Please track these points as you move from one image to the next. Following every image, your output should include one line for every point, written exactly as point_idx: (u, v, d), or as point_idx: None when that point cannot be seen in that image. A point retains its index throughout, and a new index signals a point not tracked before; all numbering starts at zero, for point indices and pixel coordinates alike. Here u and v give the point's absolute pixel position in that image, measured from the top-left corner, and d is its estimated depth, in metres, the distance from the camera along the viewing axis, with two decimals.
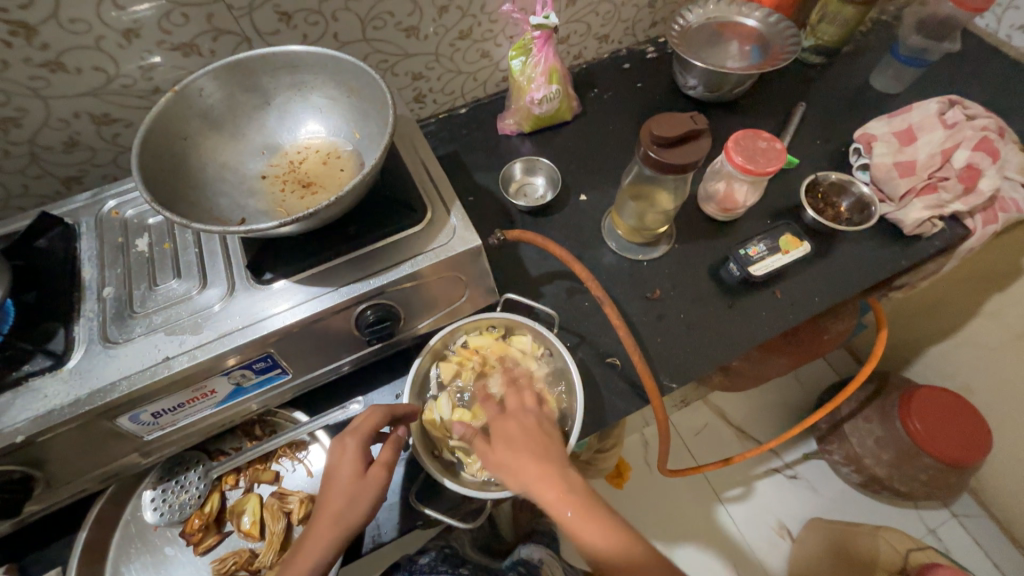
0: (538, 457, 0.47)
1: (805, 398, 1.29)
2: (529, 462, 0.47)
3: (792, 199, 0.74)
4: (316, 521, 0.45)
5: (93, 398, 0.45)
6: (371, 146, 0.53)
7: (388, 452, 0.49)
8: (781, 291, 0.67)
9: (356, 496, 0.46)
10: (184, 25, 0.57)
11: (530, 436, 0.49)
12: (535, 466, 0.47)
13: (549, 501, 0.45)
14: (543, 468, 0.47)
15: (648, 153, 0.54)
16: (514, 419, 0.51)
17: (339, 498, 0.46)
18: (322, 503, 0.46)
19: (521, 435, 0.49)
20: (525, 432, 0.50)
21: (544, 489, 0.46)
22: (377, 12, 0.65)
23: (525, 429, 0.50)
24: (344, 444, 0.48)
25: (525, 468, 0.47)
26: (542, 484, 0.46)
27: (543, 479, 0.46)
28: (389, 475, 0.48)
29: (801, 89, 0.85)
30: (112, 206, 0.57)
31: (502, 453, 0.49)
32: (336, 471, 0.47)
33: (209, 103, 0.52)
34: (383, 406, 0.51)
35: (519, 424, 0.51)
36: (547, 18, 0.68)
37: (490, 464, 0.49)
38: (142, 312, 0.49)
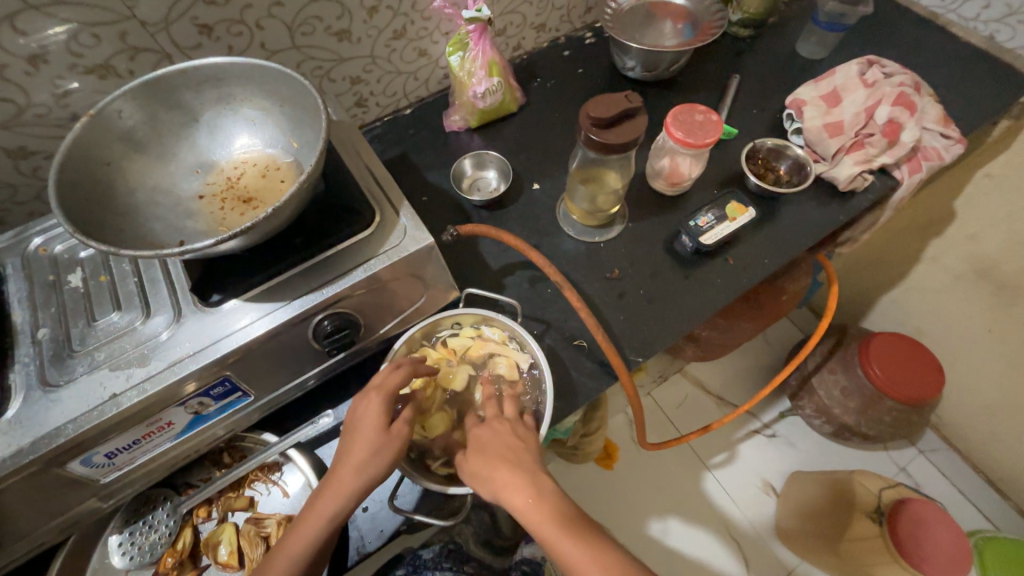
0: (513, 466, 0.47)
1: (775, 359, 1.35)
2: (503, 471, 0.47)
3: (735, 168, 0.77)
4: (338, 471, 0.46)
5: (38, 446, 0.42)
6: (309, 153, 0.52)
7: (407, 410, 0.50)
8: (733, 257, 0.70)
9: (379, 450, 0.46)
10: (96, 46, 0.54)
11: (506, 445, 0.49)
12: (509, 474, 0.47)
13: (520, 510, 0.46)
14: (516, 478, 0.47)
15: (589, 135, 0.55)
16: (491, 426, 0.51)
17: (362, 449, 0.46)
18: (345, 454, 0.47)
19: (496, 443, 0.50)
20: (502, 440, 0.50)
21: (517, 500, 0.46)
22: (304, 18, 0.63)
23: (502, 437, 0.50)
24: (369, 401, 0.49)
25: (498, 478, 0.47)
26: (513, 494, 0.46)
27: (516, 488, 0.46)
28: (410, 431, 0.49)
29: (734, 62, 0.88)
30: (38, 243, 0.54)
31: (476, 463, 0.49)
32: (360, 426, 0.48)
33: (131, 126, 0.50)
34: (407, 366, 0.52)
35: (497, 432, 0.51)
36: (479, 11, 0.68)
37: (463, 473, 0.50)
38: (82, 350, 0.47)
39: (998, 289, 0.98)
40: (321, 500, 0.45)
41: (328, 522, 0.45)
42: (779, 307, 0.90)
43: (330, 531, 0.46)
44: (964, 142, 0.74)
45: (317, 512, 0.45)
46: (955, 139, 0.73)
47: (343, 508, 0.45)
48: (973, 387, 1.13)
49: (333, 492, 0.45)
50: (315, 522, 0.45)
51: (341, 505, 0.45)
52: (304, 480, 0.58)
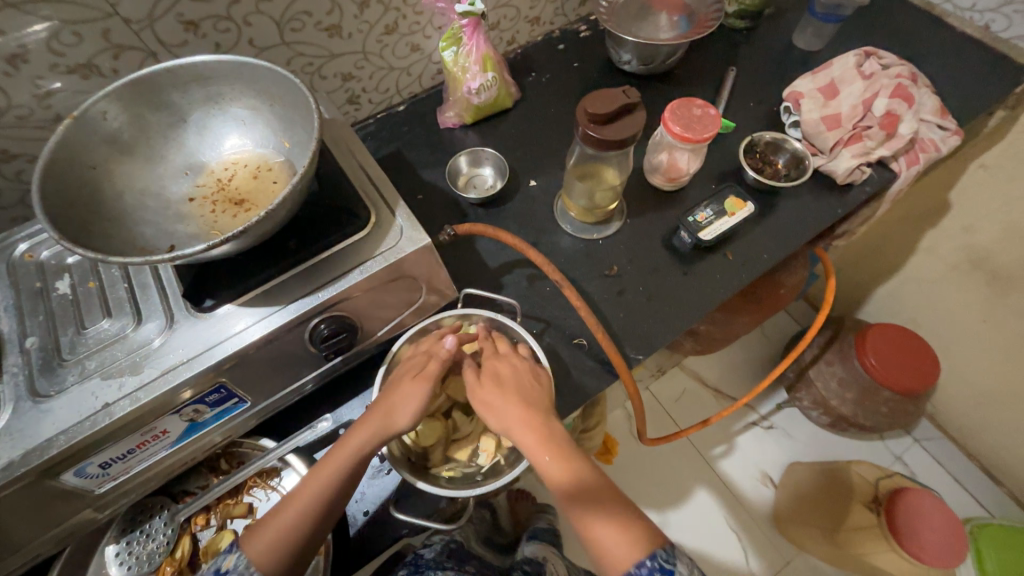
0: (529, 408, 0.51)
1: (773, 351, 1.35)
2: (523, 413, 0.51)
3: (732, 162, 0.76)
4: (369, 413, 0.51)
5: (29, 458, 0.41)
6: (302, 153, 0.51)
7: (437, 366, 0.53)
8: (732, 252, 0.69)
9: (408, 394, 0.51)
10: (77, 44, 0.52)
11: (522, 387, 0.53)
12: (526, 416, 0.51)
13: (527, 443, 0.50)
14: (532, 422, 0.50)
15: (587, 132, 0.54)
16: (510, 366, 0.54)
17: (394, 394, 0.52)
18: (379, 401, 0.52)
19: (515, 384, 0.53)
20: (522, 382, 0.53)
21: (530, 444, 0.50)
22: (293, 13, 0.62)
23: (520, 379, 0.53)
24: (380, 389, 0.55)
25: (511, 410, 0.51)
26: (527, 439, 0.50)
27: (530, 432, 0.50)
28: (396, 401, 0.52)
29: (731, 54, 0.87)
30: (24, 249, 0.52)
31: (492, 394, 0.53)
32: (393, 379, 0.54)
33: (116, 128, 0.48)
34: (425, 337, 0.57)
35: (516, 372, 0.54)
36: (472, 5, 0.67)
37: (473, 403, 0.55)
38: (72, 359, 0.46)
39: (993, 280, 0.98)
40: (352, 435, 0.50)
41: (357, 454, 0.49)
42: (777, 301, 0.90)
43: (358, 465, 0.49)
44: (961, 134, 0.73)
45: (348, 445, 0.49)
46: (953, 130, 0.73)
47: (375, 441, 0.50)
48: (968, 376, 1.14)
49: (365, 426, 0.50)
50: (343, 455, 0.49)
51: (370, 439, 0.50)
52: None
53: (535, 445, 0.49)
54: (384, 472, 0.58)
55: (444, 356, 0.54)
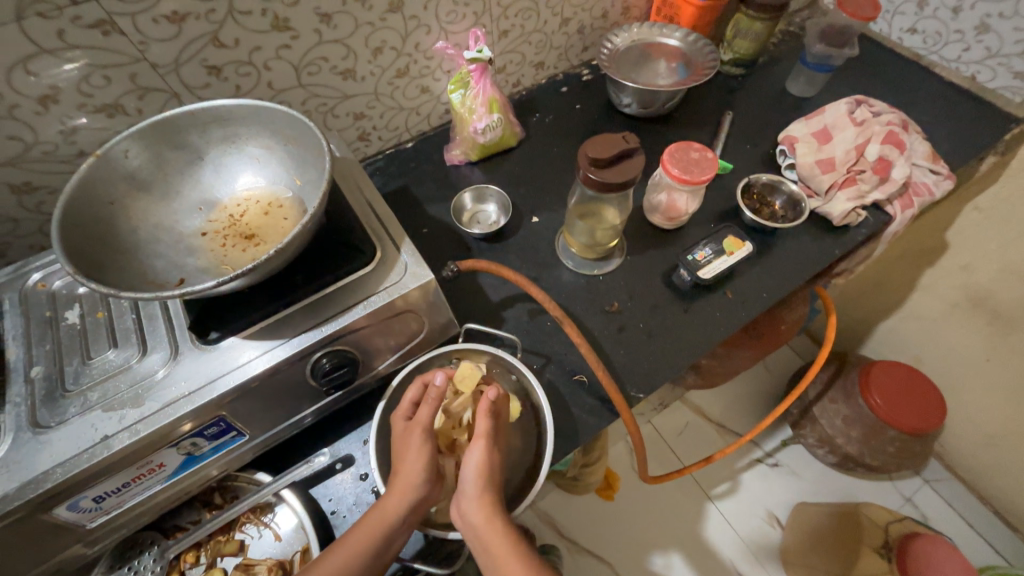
0: (490, 451, 0.51)
1: (776, 386, 1.34)
2: (478, 452, 0.51)
3: (731, 201, 0.78)
4: (395, 477, 0.49)
5: (24, 491, 0.41)
6: (313, 192, 0.52)
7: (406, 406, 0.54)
8: (731, 291, 0.70)
9: (427, 455, 0.50)
10: (106, 86, 0.56)
11: (490, 428, 0.52)
12: (480, 456, 0.50)
13: (478, 521, 0.48)
14: (485, 467, 0.50)
15: (588, 174, 0.56)
16: (485, 408, 0.52)
17: (413, 454, 0.50)
18: (401, 463, 0.50)
19: (479, 426, 0.52)
20: (485, 427, 0.52)
21: (470, 482, 0.50)
22: (311, 58, 0.65)
23: (487, 421, 0.52)
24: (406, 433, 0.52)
25: (486, 476, 0.50)
26: (473, 481, 0.50)
27: (478, 476, 0.50)
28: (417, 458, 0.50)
29: (727, 99, 0.91)
30: (38, 279, 0.54)
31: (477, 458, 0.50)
32: (400, 439, 0.52)
33: (137, 166, 0.51)
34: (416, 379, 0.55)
35: (486, 405, 0.53)
36: (479, 52, 0.71)
37: (469, 459, 0.51)
38: (75, 390, 0.46)
39: (993, 319, 0.98)
40: (381, 501, 0.48)
41: (388, 521, 0.47)
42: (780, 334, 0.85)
43: (386, 534, 0.47)
44: (953, 178, 0.75)
45: (383, 515, 0.48)
46: (944, 175, 0.75)
47: (408, 507, 0.48)
48: (976, 416, 1.12)
49: (393, 491, 0.48)
50: (374, 528, 0.47)
51: (406, 504, 0.48)
52: (297, 521, 0.55)
53: (473, 487, 0.50)
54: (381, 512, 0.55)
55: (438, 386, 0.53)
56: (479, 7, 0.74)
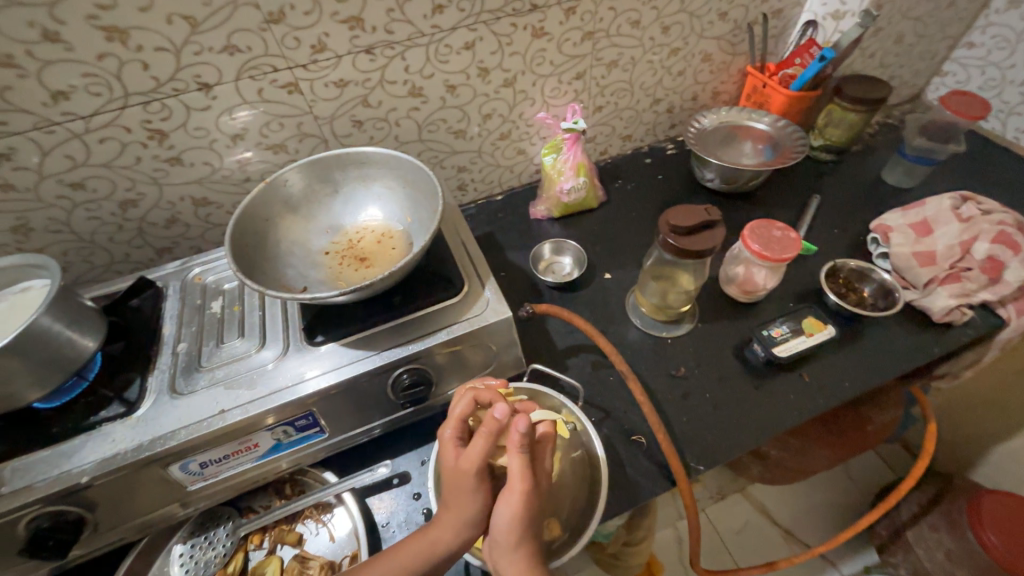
0: (526, 499, 0.47)
1: (858, 498, 1.18)
2: (512, 497, 0.47)
3: (813, 283, 0.76)
4: (450, 513, 0.49)
5: (154, 444, 0.49)
6: (421, 228, 0.61)
7: (454, 423, 0.51)
8: (808, 374, 0.67)
9: (482, 499, 0.49)
10: (279, 130, 0.70)
11: (524, 467, 0.47)
12: (514, 502, 0.47)
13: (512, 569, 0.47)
14: (520, 516, 0.47)
15: (667, 240, 0.59)
16: (515, 441, 0.46)
17: (466, 492, 0.49)
18: (454, 499, 0.49)
19: (513, 465, 0.47)
20: (521, 466, 0.47)
21: (503, 527, 0.47)
22: (433, 119, 0.78)
23: (520, 459, 0.47)
24: (450, 456, 0.50)
25: (520, 521, 0.47)
26: (507, 524, 0.47)
27: (514, 520, 0.47)
28: (461, 491, 0.49)
29: (815, 183, 0.91)
30: (197, 272, 0.66)
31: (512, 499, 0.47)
32: (450, 469, 0.49)
33: (290, 192, 0.62)
34: (468, 394, 0.51)
35: (517, 440, 0.46)
36: (575, 124, 0.80)
37: (505, 497, 0.47)
38: (207, 366, 0.55)
39: None
40: (432, 534, 0.49)
41: (438, 555, 0.48)
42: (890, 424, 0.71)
43: (433, 565, 0.49)
44: None
45: (430, 544, 0.48)
46: None
47: (459, 544, 0.49)
48: None
49: (446, 526, 0.49)
50: (417, 553, 0.48)
51: (458, 542, 0.49)
52: (351, 526, 0.58)
53: (505, 535, 0.47)
54: None
55: (496, 419, 0.47)
56: (580, 86, 0.84)
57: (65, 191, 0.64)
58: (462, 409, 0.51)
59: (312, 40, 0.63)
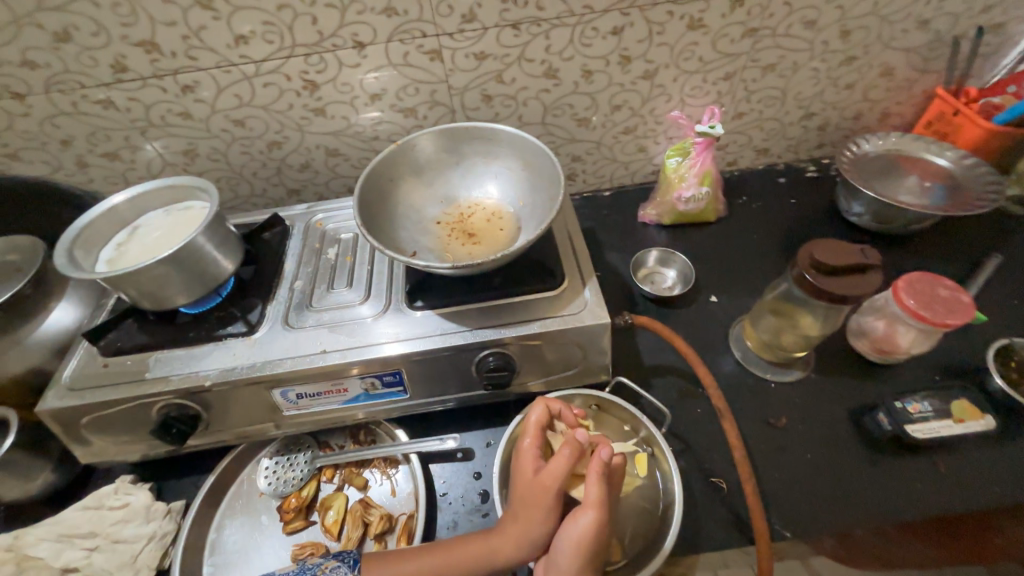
0: (597, 528, 0.46)
1: None
2: (583, 522, 0.46)
3: (971, 359, 0.64)
4: (513, 523, 0.49)
5: (264, 368, 0.54)
6: (534, 215, 0.60)
7: (533, 432, 0.53)
8: (945, 465, 0.56)
9: (552, 516, 0.49)
10: (413, 95, 0.72)
11: (600, 496, 0.47)
12: (585, 528, 0.46)
13: None
14: (587, 543, 0.46)
15: (805, 275, 0.52)
16: (595, 467, 0.48)
17: (534, 506, 0.49)
18: (522, 510, 0.49)
19: (590, 492, 0.47)
20: (598, 491, 0.47)
21: (568, 553, 0.46)
22: (560, 103, 0.75)
23: (598, 487, 0.47)
24: (524, 464, 0.51)
25: (586, 550, 0.46)
26: (572, 550, 0.46)
27: (581, 546, 0.46)
28: (530, 505, 0.49)
29: (996, 239, 0.76)
30: (320, 218, 0.71)
31: (582, 525, 0.46)
32: (526, 479, 0.50)
33: (417, 157, 0.64)
34: (544, 403, 0.54)
35: (597, 466, 0.48)
36: (711, 128, 0.72)
37: (575, 521, 0.47)
38: (316, 307, 0.60)
39: None
40: (493, 541, 0.49)
41: (492, 562, 0.48)
42: None
43: (489, 573, 0.48)
44: None
45: (486, 550, 0.48)
46: None
47: (517, 557, 0.49)
48: None
49: (509, 536, 0.49)
50: (472, 554, 0.48)
51: (514, 556, 0.48)
52: (412, 486, 0.60)
53: (569, 562, 0.46)
54: (481, 514, 0.57)
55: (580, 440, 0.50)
56: (725, 88, 0.76)
57: (229, 126, 0.72)
58: (540, 418, 0.54)
59: (464, 10, 0.63)
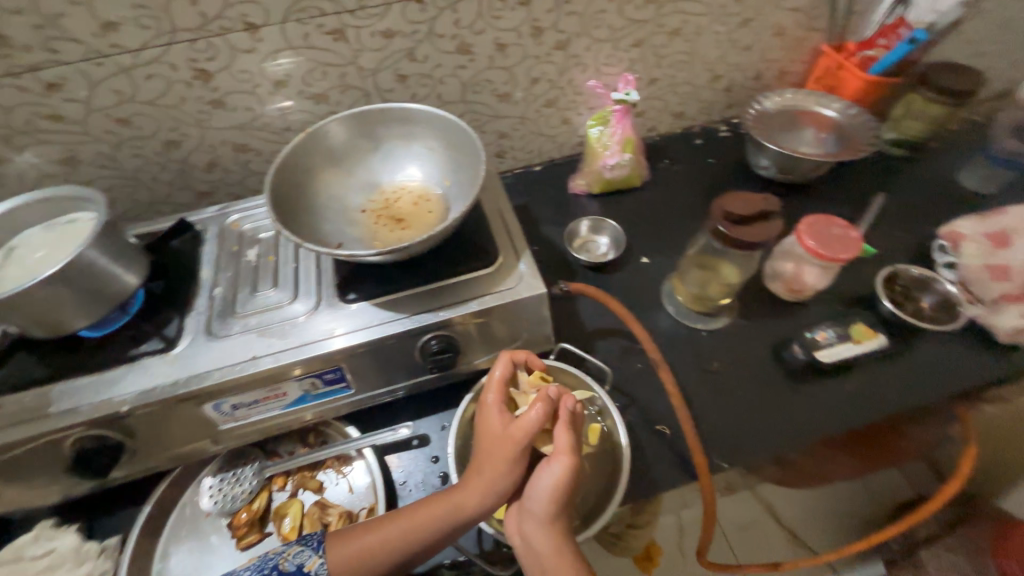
0: (570, 474, 0.48)
1: (875, 511, 1.13)
2: (557, 469, 0.48)
3: (866, 288, 0.72)
4: (482, 477, 0.49)
5: (190, 382, 0.50)
6: (460, 193, 0.59)
7: (497, 387, 0.53)
8: (851, 382, 0.63)
9: (522, 467, 0.50)
10: (321, 80, 0.68)
11: (571, 442, 0.49)
12: (559, 474, 0.48)
13: (543, 547, 0.47)
14: (562, 488, 0.48)
15: (718, 228, 0.56)
16: (565, 417, 0.50)
17: (504, 459, 0.49)
18: (491, 465, 0.49)
19: (562, 440, 0.49)
20: (569, 440, 0.49)
21: (543, 499, 0.48)
22: (478, 80, 0.74)
23: (567, 434, 0.49)
24: (491, 421, 0.51)
25: (561, 494, 0.48)
26: (547, 497, 0.48)
27: (555, 492, 0.48)
28: (502, 458, 0.49)
29: (881, 179, 0.85)
30: (234, 219, 0.67)
31: (557, 472, 0.48)
32: (493, 433, 0.50)
33: (331, 144, 0.61)
34: (506, 358, 0.54)
35: (566, 416, 0.50)
36: (627, 95, 0.76)
37: (548, 469, 0.49)
38: (241, 313, 0.56)
39: None
40: (459, 495, 0.49)
41: (465, 518, 0.49)
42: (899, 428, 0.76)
43: (458, 527, 0.49)
44: None
45: (459, 507, 0.49)
46: None
47: (489, 509, 0.50)
48: None
49: (477, 489, 0.49)
50: (446, 514, 0.49)
51: (485, 508, 0.49)
52: (370, 481, 0.60)
53: (545, 508, 0.48)
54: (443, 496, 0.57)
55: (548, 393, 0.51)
56: (636, 55, 0.78)
57: (113, 126, 0.65)
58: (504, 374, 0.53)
59: None
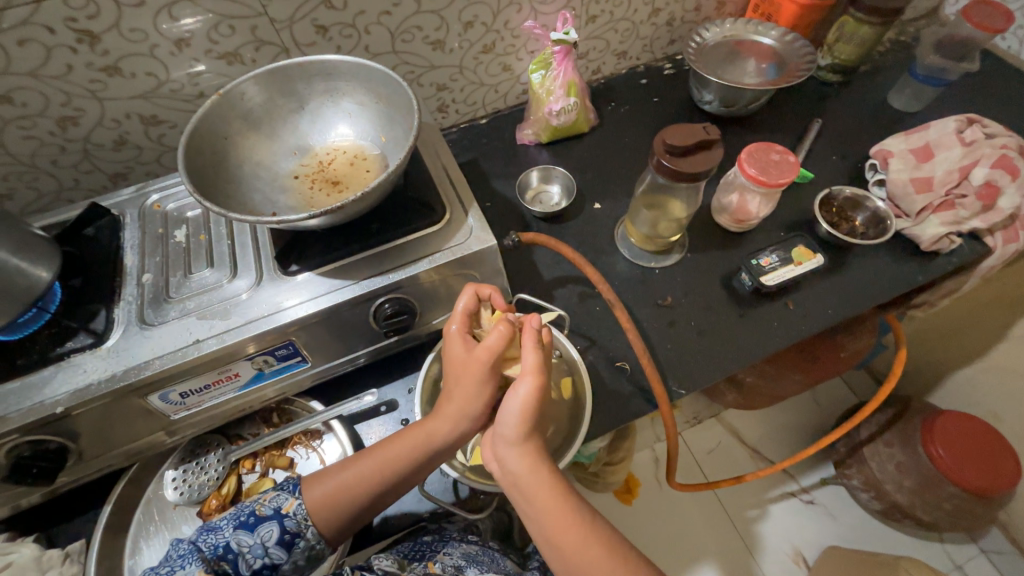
0: (537, 395, 0.47)
1: (824, 419, 1.24)
2: (523, 390, 0.47)
3: (806, 213, 0.74)
4: (450, 405, 0.50)
5: (128, 374, 0.47)
6: (397, 148, 0.56)
7: (460, 318, 0.52)
8: (794, 302, 0.67)
9: (488, 392, 0.50)
10: (230, 36, 0.62)
11: (538, 362, 0.48)
12: (525, 395, 0.47)
13: (516, 466, 0.47)
14: (529, 408, 0.47)
15: (662, 162, 0.56)
16: (530, 338, 0.49)
17: (471, 384, 0.49)
18: (458, 392, 0.50)
19: (528, 360, 0.48)
20: (534, 360, 0.47)
21: (511, 420, 0.47)
22: (406, 27, 0.69)
23: (535, 354, 0.48)
24: (456, 352, 0.51)
25: (530, 413, 0.47)
26: (517, 417, 0.47)
27: (524, 412, 0.47)
28: (470, 383, 0.49)
29: (818, 106, 0.86)
30: (155, 199, 0.61)
31: (523, 394, 0.47)
32: (458, 360, 0.51)
33: (249, 106, 0.56)
34: (471, 288, 0.53)
35: (531, 338, 0.49)
36: (567, 34, 0.72)
37: (516, 391, 0.47)
38: (177, 297, 0.53)
39: None
40: (430, 423, 0.50)
41: (435, 445, 0.50)
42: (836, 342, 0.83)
43: (431, 455, 0.50)
44: None
45: (429, 435, 0.49)
46: None
47: (460, 434, 0.51)
48: None
49: (447, 417, 0.50)
50: (417, 444, 0.49)
51: (454, 433, 0.50)
52: (341, 452, 0.59)
53: (514, 429, 0.47)
54: None
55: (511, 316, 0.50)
56: None
57: None
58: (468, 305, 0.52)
59: None
